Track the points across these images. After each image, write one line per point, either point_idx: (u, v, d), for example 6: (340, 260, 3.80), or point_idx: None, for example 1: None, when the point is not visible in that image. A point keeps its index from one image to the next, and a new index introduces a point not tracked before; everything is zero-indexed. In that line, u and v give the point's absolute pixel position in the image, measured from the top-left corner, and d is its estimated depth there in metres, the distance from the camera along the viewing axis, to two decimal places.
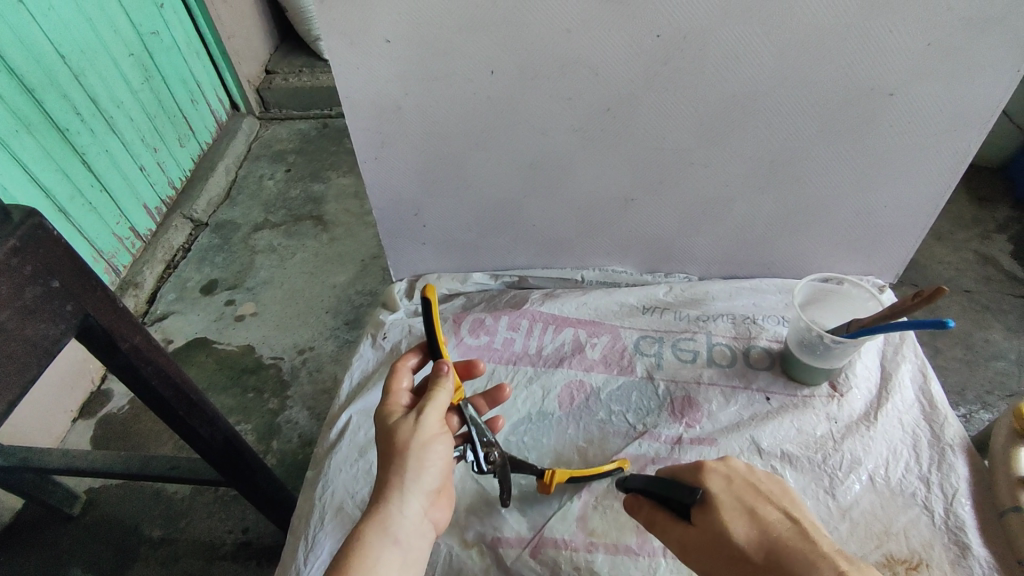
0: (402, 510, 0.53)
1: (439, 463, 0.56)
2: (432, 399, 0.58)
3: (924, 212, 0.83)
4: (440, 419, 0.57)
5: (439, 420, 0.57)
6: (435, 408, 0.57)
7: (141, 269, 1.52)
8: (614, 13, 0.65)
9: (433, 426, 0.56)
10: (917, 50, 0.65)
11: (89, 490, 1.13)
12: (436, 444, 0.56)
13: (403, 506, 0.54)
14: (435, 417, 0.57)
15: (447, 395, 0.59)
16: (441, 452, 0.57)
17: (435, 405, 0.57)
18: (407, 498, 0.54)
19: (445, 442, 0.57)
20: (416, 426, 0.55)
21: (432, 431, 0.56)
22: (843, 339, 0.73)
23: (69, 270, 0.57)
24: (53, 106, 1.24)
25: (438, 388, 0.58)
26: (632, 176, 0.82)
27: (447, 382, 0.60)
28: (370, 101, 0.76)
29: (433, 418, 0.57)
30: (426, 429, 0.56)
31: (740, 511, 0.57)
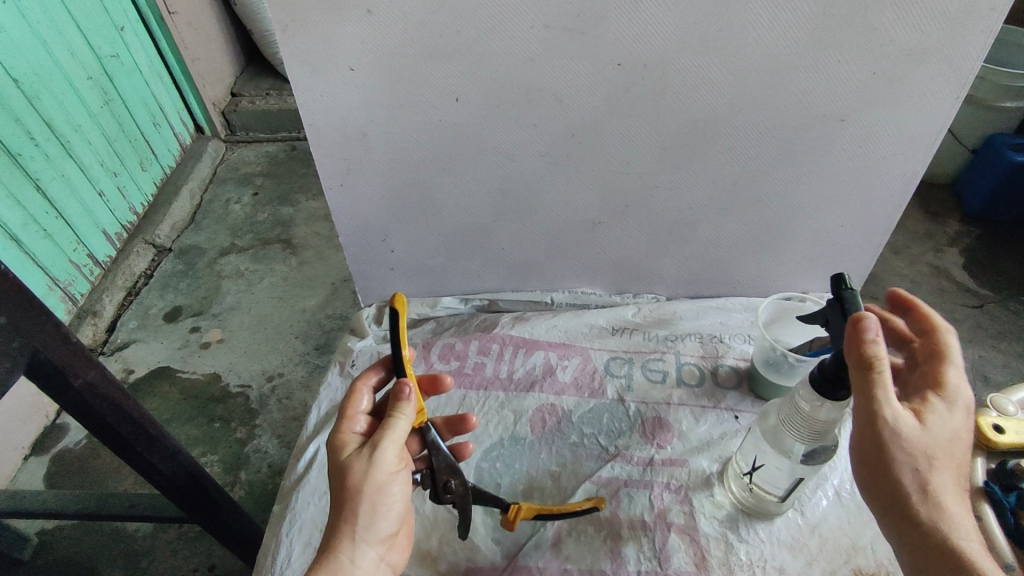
0: (353, 560, 0.52)
1: (392, 502, 0.55)
2: (387, 431, 0.55)
3: (879, 231, 0.86)
4: (396, 453, 0.55)
5: (394, 456, 0.55)
6: (389, 445, 0.55)
7: (100, 297, 1.47)
8: (576, 42, 0.66)
9: (387, 463, 0.54)
10: (865, 78, 0.68)
11: (42, 532, 1.07)
12: (389, 483, 0.55)
13: (352, 555, 0.53)
14: (389, 452, 0.55)
15: (404, 425, 0.56)
16: (394, 489, 0.55)
17: (390, 440, 0.55)
18: (358, 547, 0.53)
19: (398, 478, 0.56)
20: (366, 468, 0.53)
21: (385, 468, 0.54)
22: (806, 357, 0.74)
23: (16, 306, 0.55)
24: (6, 131, 1.21)
25: (393, 419, 0.55)
26: (598, 200, 0.83)
27: (406, 409, 0.56)
28: (335, 129, 0.76)
29: (388, 455, 0.55)
30: (378, 468, 0.54)
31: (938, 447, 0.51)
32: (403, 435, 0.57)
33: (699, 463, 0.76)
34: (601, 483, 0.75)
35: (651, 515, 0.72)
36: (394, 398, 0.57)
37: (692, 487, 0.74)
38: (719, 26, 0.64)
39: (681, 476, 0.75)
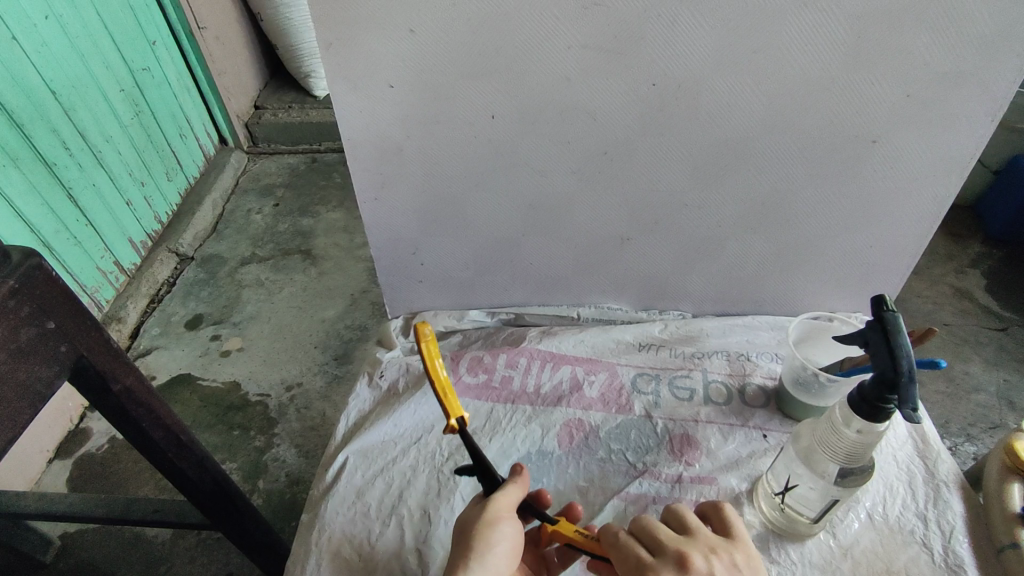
0: None
1: (503, 550, 0.56)
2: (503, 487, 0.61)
3: (908, 253, 0.86)
4: (509, 510, 0.59)
5: (510, 509, 0.59)
6: (506, 496, 0.59)
7: (124, 303, 1.49)
8: (611, 63, 0.67)
9: (503, 511, 0.58)
10: (898, 100, 0.69)
11: (64, 535, 1.08)
12: (502, 527, 0.57)
13: None
14: (505, 505, 0.59)
15: (517, 489, 0.61)
16: (505, 539, 0.57)
17: (506, 491, 0.60)
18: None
19: (512, 531, 0.58)
20: (483, 508, 0.58)
21: (500, 514, 0.58)
22: (837, 377, 0.74)
23: (65, 311, 0.56)
24: (43, 141, 1.24)
25: (508, 481, 0.61)
26: (627, 217, 0.84)
27: (520, 479, 0.62)
28: (371, 143, 0.77)
29: (505, 504, 0.59)
30: (494, 509, 0.58)
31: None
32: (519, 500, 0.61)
33: (727, 481, 0.76)
34: (630, 499, 0.75)
35: None
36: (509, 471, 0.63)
37: None
38: (754, 47, 0.65)
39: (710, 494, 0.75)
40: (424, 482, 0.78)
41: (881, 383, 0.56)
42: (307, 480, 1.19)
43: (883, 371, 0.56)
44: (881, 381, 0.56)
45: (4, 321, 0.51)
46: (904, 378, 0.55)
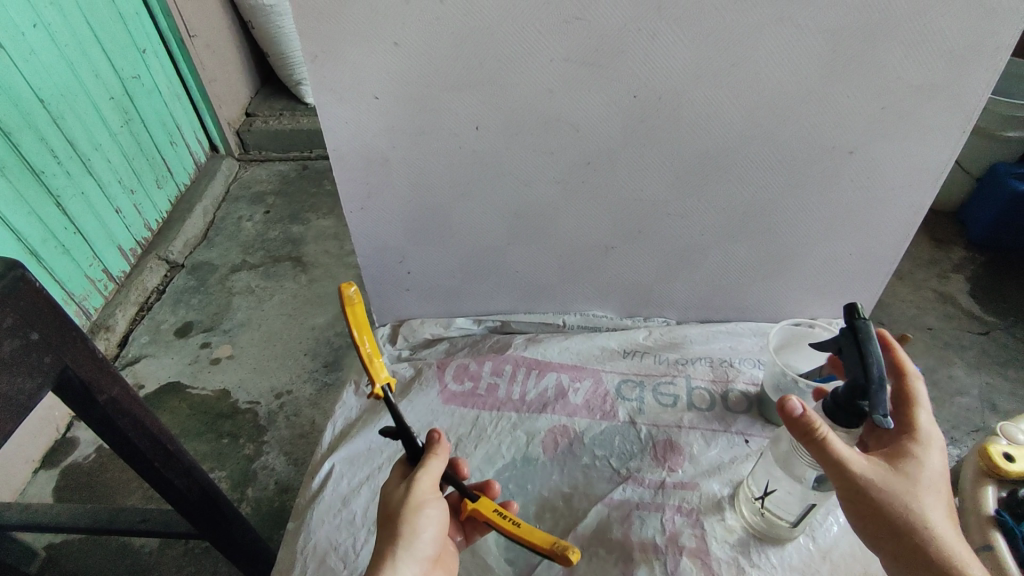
0: None
1: (429, 529, 0.56)
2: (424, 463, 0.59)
3: (887, 260, 0.88)
4: (432, 486, 0.58)
5: (432, 486, 0.58)
6: (429, 475, 0.58)
7: (113, 312, 1.49)
8: (593, 75, 0.69)
9: (426, 490, 0.57)
10: (873, 112, 0.70)
11: (50, 546, 1.08)
12: (428, 510, 0.57)
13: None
14: (427, 483, 0.57)
15: (439, 460, 0.59)
16: (431, 517, 0.57)
17: (429, 468, 0.58)
18: (400, 568, 0.54)
19: (436, 507, 0.58)
20: (406, 492, 0.56)
21: (423, 496, 0.57)
22: (815, 383, 0.76)
23: (50, 323, 0.57)
24: (31, 150, 1.24)
25: (430, 453, 0.59)
26: (611, 225, 0.85)
27: (441, 448, 0.59)
28: (358, 154, 0.78)
29: (427, 483, 0.58)
30: (418, 494, 0.56)
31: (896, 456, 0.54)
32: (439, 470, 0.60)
33: (709, 486, 0.77)
34: (613, 505, 0.76)
35: (663, 539, 0.72)
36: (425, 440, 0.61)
37: (703, 511, 0.75)
38: (732, 61, 0.67)
39: (692, 499, 0.76)
40: None
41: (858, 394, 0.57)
42: (296, 488, 1.19)
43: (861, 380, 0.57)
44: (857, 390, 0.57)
45: None
46: (876, 384, 0.55)
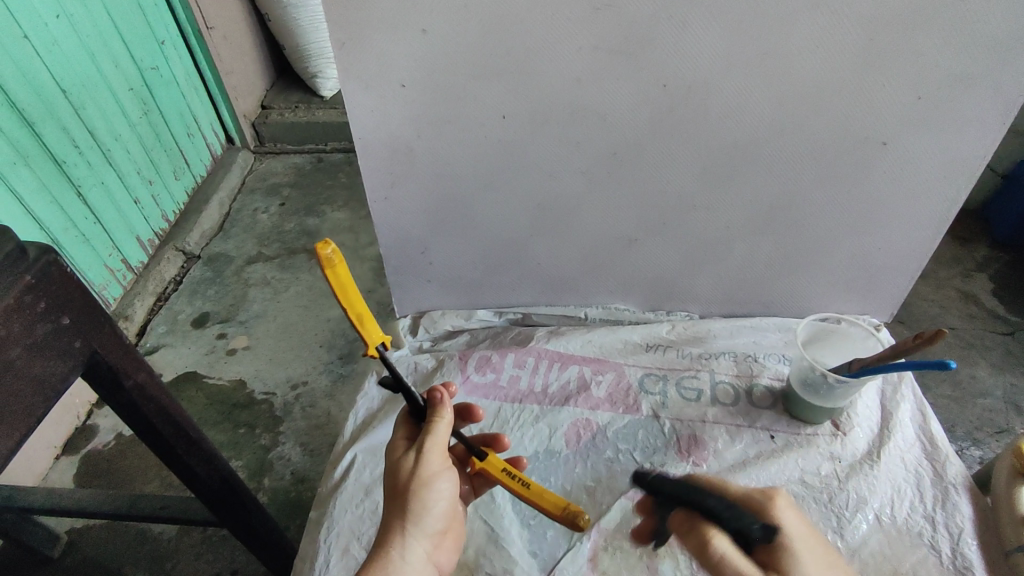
0: (405, 555, 0.54)
1: (440, 502, 0.57)
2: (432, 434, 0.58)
3: (916, 255, 0.87)
4: (440, 457, 0.57)
5: (442, 458, 0.57)
6: (437, 445, 0.57)
7: (131, 301, 1.50)
8: (623, 64, 0.68)
9: (436, 463, 0.57)
10: (908, 104, 0.69)
11: (71, 531, 1.08)
12: (439, 483, 0.57)
13: (406, 549, 0.54)
14: (434, 455, 0.57)
15: (446, 430, 0.58)
16: (441, 489, 0.57)
17: (436, 441, 0.57)
18: (410, 544, 0.55)
19: (447, 479, 0.57)
20: (416, 466, 0.56)
21: (432, 469, 0.56)
22: (846, 378, 0.75)
23: (80, 307, 0.57)
24: (53, 139, 1.25)
25: (437, 423, 0.58)
26: (637, 218, 0.84)
27: (445, 416, 0.58)
28: (383, 143, 0.78)
29: (436, 455, 0.57)
30: (428, 467, 0.56)
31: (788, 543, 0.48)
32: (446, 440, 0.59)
33: (735, 482, 0.76)
34: (637, 499, 0.75)
35: None
36: (430, 408, 0.59)
37: None
38: (767, 50, 0.65)
39: None
40: None
41: (704, 511, 0.50)
42: (313, 478, 1.20)
43: (694, 494, 0.51)
44: (701, 509, 0.50)
45: (20, 317, 0.51)
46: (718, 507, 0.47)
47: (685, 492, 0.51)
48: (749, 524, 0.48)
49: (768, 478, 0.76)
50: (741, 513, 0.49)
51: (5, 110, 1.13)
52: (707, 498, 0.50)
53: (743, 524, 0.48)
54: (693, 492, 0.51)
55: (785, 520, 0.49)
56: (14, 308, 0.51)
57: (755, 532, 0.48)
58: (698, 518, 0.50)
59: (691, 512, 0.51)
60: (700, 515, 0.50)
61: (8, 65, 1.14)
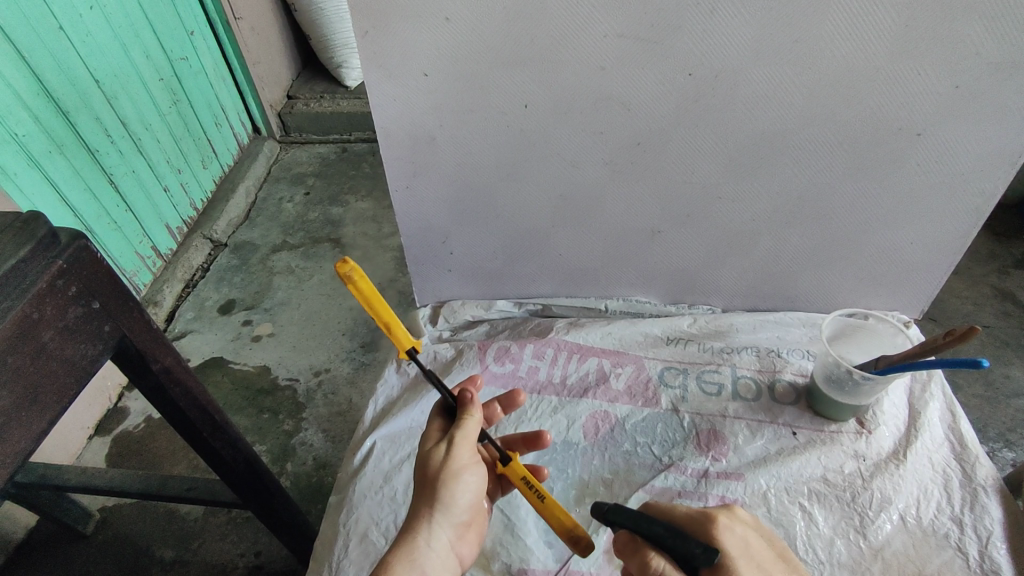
0: (428, 543, 0.54)
1: (465, 494, 0.57)
2: (462, 427, 0.58)
3: (949, 250, 0.84)
4: (469, 451, 0.58)
5: (470, 452, 0.58)
6: (467, 440, 0.57)
7: (161, 287, 1.53)
8: (648, 52, 0.67)
9: (465, 456, 0.57)
10: (946, 92, 0.66)
11: (103, 509, 1.11)
12: (466, 476, 0.57)
13: (430, 537, 0.55)
14: (463, 449, 0.57)
15: (475, 424, 0.59)
16: (468, 481, 0.57)
17: (466, 435, 0.58)
18: (435, 530, 0.55)
19: (475, 472, 0.58)
20: (445, 458, 0.56)
21: (461, 462, 0.57)
22: (872, 375, 0.73)
23: (110, 292, 0.58)
24: (88, 129, 1.28)
25: (467, 418, 0.58)
26: (659, 209, 0.83)
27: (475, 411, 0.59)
28: (405, 132, 0.78)
29: (466, 448, 0.57)
30: (456, 459, 0.57)
31: (742, 553, 0.47)
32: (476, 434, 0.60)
33: (755, 478, 0.75)
34: (655, 493, 0.75)
35: None
36: (463, 402, 0.60)
37: (748, 503, 0.73)
38: (797, 36, 0.64)
39: (736, 491, 0.74)
40: None
41: (647, 536, 0.47)
42: (334, 464, 1.22)
43: (640, 517, 0.48)
44: (646, 534, 0.48)
45: (52, 300, 0.53)
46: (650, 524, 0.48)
47: (629, 517, 0.49)
48: (693, 548, 0.46)
49: (791, 475, 0.75)
50: (685, 536, 0.46)
51: (39, 99, 1.16)
52: (653, 523, 0.48)
53: (686, 549, 0.46)
54: (639, 516, 0.49)
55: (724, 538, 0.47)
56: (47, 292, 0.52)
57: (698, 555, 0.45)
58: (641, 542, 0.48)
59: (634, 536, 0.49)
60: (642, 540, 0.48)
61: (43, 55, 1.17)
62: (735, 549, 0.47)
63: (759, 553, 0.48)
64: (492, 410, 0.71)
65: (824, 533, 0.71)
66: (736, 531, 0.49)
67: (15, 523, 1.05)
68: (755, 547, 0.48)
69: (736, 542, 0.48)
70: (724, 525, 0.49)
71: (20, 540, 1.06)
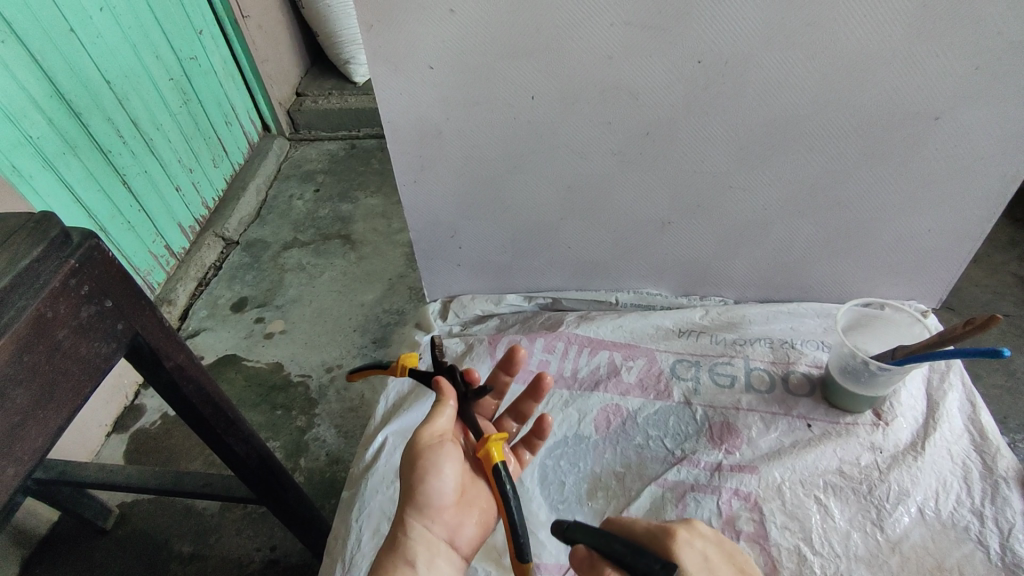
0: (407, 534, 0.55)
1: (440, 478, 0.57)
2: (430, 415, 0.60)
3: (969, 237, 0.82)
4: (436, 435, 0.59)
5: (440, 437, 0.59)
6: (431, 424, 0.59)
7: (175, 286, 1.55)
8: (656, 40, 0.66)
9: (433, 441, 0.59)
10: (964, 74, 0.65)
11: (122, 505, 1.13)
12: (435, 459, 0.57)
13: (409, 528, 0.55)
14: (427, 435, 0.59)
15: (441, 406, 0.60)
16: (446, 467, 0.58)
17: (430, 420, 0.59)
18: (413, 521, 0.55)
19: (449, 455, 0.58)
20: (411, 446, 0.59)
21: (424, 447, 0.58)
22: (889, 365, 0.72)
23: (122, 290, 0.58)
24: (100, 129, 1.29)
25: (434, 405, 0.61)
26: (669, 200, 0.82)
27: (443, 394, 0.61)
28: (411, 126, 0.77)
29: (430, 433, 0.59)
30: (420, 445, 0.58)
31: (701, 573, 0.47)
32: (448, 417, 0.61)
33: (769, 472, 0.74)
34: (667, 486, 0.74)
35: (719, 522, 0.71)
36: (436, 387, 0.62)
37: (762, 497, 0.73)
38: (809, 21, 0.62)
39: (750, 484, 0.73)
40: None
41: (607, 551, 0.47)
42: (347, 459, 1.22)
43: (601, 534, 0.48)
44: (605, 549, 0.47)
45: (66, 299, 0.53)
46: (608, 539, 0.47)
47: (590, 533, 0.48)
48: (652, 564, 0.45)
49: (805, 468, 0.74)
50: (645, 553, 0.46)
51: (51, 101, 1.17)
52: (612, 539, 0.47)
53: (646, 565, 0.45)
54: (599, 533, 0.48)
55: (685, 556, 0.48)
56: (60, 291, 0.52)
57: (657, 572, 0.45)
58: (600, 558, 0.48)
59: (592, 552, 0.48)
60: (601, 556, 0.48)
61: (55, 57, 1.18)
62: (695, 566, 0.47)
63: (717, 568, 0.49)
64: (496, 378, 0.69)
65: (840, 526, 0.70)
66: (693, 547, 0.49)
67: (36, 518, 1.06)
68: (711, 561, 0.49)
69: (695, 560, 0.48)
70: (683, 539, 0.49)
71: (43, 534, 1.08)
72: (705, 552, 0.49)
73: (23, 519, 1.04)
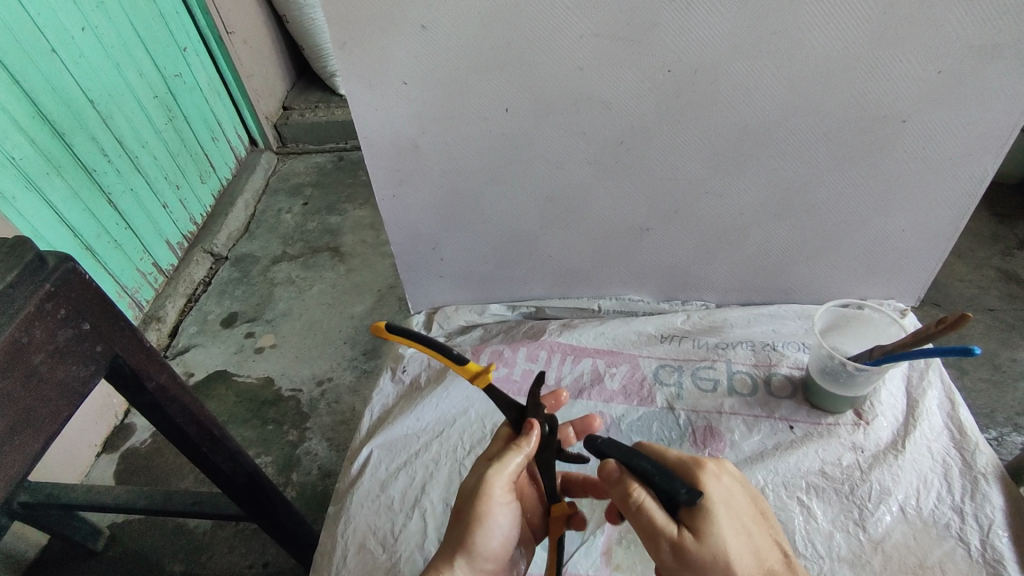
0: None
1: (493, 532, 0.57)
2: (503, 461, 0.57)
3: (943, 236, 0.83)
4: (505, 488, 0.57)
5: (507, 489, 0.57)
6: (503, 477, 0.56)
7: (163, 303, 1.54)
8: (625, 50, 0.66)
9: (501, 494, 0.56)
10: (928, 77, 0.66)
11: (112, 525, 1.12)
12: (495, 515, 0.56)
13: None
14: (498, 489, 0.56)
15: (518, 458, 0.57)
16: (501, 522, 0.57)
17: (504, 472, 0.56)
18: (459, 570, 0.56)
19: (507, 511, 0.58)
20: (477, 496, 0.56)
21: (493, 503, 0.56)
22: (866, 366, 0.72)
23: (100, 311, 0.58)
24: (84, 148, 1.29)
25: (511, 452, 0.57)
26: (646, 207, 0.83)
27: (523, 445, 0.58)
28: (388, 141, 0.78)
29: (501, 487, 0.56)
30: (489, 499, 0.56)
31: (727, 508, 0.49)
32: (520, 469, 0.58)
33: (751, 474, 0.75)
34: None
35: None
36: (524, 431, 0.59)
37: None
38: (774, 29, 0.63)
39: None
40: (445, 475, 0.80)
41: (636, 470, 0.50)
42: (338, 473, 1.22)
43: (630, 453, 0.51)
44: (633, 467, 0.50)
45: (41, 324, 0.53)
46: (639, 462, 0.50)
47: (621, 452, 0.52)
48: (677, 488, 0.48)
49: (788, 470, 0.75)
50: (671, 476, 0.49)
51: (34, 122, 1.17)
52: (641, 460, 0.50)
53: (671, 487, 0.48)
54: (629, 453, 0.51)
55: (710, 485, 0.49)
56: (35, 316, 0.52)
57: (681, 496, 0.47)
58: (628, 474, 0.51)
59: (622, 467, 0.52)
60: (630, 472, 0.51)
61: (37, 77, 1.18)
62: (723, 499, 0.49)
63: (742, 502, 0.50)
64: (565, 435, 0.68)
65: (823, 527, 0.70)
66: (722, 479, 0.51)
67: (25, 542, 1.06)
68: (738, 495, 0.51)
69: (722, 491, 0.50)
70: (713, 470, 0.51)
71: (32, 558, 1.07)
72: (733, 485, 0.51)
73: (12, 543, 1.03)
